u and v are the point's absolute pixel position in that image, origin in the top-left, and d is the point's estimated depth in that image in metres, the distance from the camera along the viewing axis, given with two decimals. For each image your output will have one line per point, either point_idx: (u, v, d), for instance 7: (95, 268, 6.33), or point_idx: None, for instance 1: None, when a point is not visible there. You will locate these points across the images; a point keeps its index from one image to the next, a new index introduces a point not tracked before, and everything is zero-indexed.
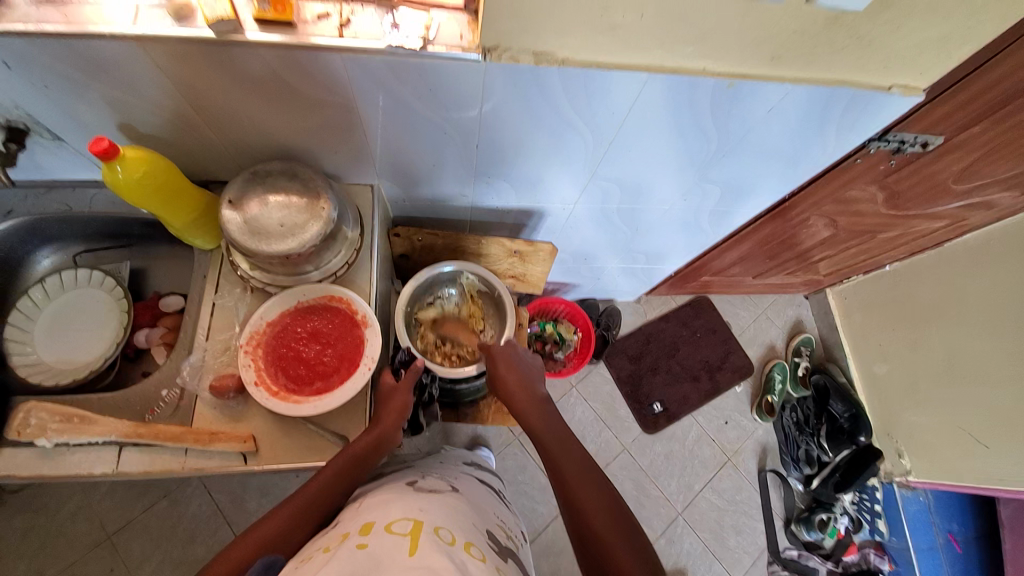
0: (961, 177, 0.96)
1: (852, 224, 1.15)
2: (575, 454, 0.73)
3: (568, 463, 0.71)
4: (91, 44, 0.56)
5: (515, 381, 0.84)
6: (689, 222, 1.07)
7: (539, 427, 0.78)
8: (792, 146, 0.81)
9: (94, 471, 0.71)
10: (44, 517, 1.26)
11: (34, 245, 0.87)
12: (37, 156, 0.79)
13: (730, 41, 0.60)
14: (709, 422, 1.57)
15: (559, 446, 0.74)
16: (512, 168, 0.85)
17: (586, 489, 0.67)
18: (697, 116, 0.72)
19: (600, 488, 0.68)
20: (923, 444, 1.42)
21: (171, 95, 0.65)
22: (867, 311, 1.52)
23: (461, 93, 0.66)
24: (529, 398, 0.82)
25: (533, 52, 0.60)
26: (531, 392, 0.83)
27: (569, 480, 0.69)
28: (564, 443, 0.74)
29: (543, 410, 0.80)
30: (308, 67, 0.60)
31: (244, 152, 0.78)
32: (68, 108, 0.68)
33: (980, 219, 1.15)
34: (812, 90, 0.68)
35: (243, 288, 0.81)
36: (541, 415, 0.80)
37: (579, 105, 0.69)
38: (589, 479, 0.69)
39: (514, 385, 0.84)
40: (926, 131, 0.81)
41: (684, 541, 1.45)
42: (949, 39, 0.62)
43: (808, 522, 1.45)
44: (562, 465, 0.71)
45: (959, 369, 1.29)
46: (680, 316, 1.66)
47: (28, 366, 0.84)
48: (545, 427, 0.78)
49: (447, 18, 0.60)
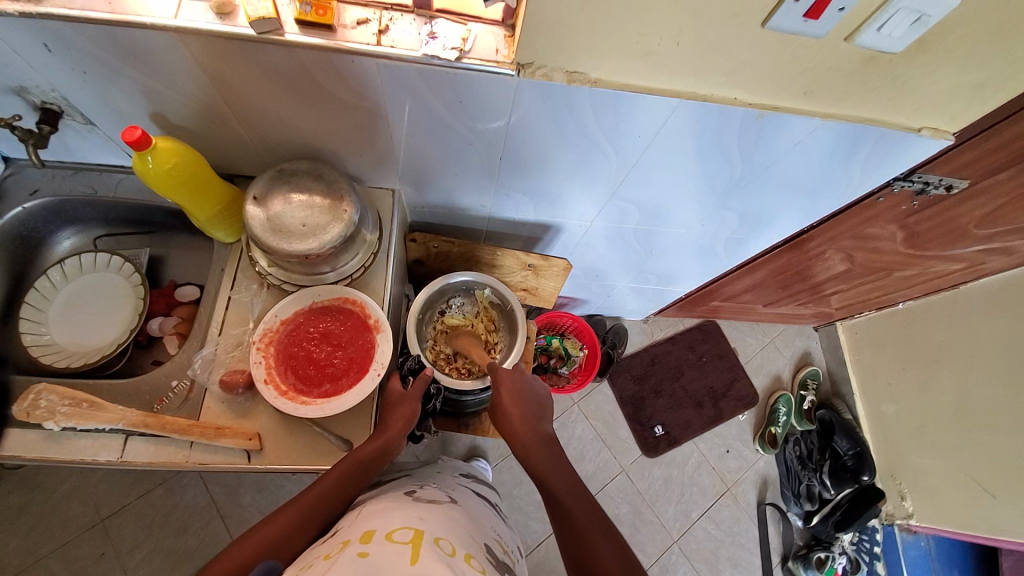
0: (983, 222, 0.95)
1: (869, 260, 1.15)
2: (572, 482, 0.73)
3: (566, 491, 0.72)
4: (132, 34, 0.57)
5: (514, 400, 0.83)
6: (705, 248, 1.07)
7: (541, 458, 0.77)
8: (815, 180, 0.81)
9: (97, 457, 0.71)
10: (39, 496, 1.26)
11: (56, 227, 0.88)
12: (67, 139, 0.79)
13: (764, 73, 0.60)
14: (710, 449, 1.55)
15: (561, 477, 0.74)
16: (533, 182, 0.85)
17: (586, 520, 0.67)
18: (723, 144, 0.73)
19: (600, 519, 0.67)
20: (927, 487, 1.39)
21: (206, 89, 0.66)
22: (876, 348, 1.51)
23: (491, 106, 0.66)
24: (531, 426, 0.80)
25: (566, 71, 0.61)
26: (535, 420, 0.82)
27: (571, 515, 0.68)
28: (567, 475, 0.74)
29: (545, 441, 0.80)
30: (343, 71, 0.61)
31: (271, 150, 0.79)
32: (104, 95, 0.69)
33: (998, 264, 1.14)
34: (842, 126, 0.68)
35: (259, 284, 0.82)
36: (542, 447, 0.78)
37: (607, 125, 0.69)
38: (592, 513, 0.68)
39: (514, 409, 0.82)
40: (951, 174, 0.81)
41: (678, 569, 1.43)
42: (982, 86, 0.62)
43: (806, 560, 1.43)
44: (563, 497, 0.71)
45: (969, 413, 1.28)
46: (687, 340, 1.65)
47: (40, 346, 0.84)
48: (542, 454, 0.78)
49: (484, 30, 0.60)
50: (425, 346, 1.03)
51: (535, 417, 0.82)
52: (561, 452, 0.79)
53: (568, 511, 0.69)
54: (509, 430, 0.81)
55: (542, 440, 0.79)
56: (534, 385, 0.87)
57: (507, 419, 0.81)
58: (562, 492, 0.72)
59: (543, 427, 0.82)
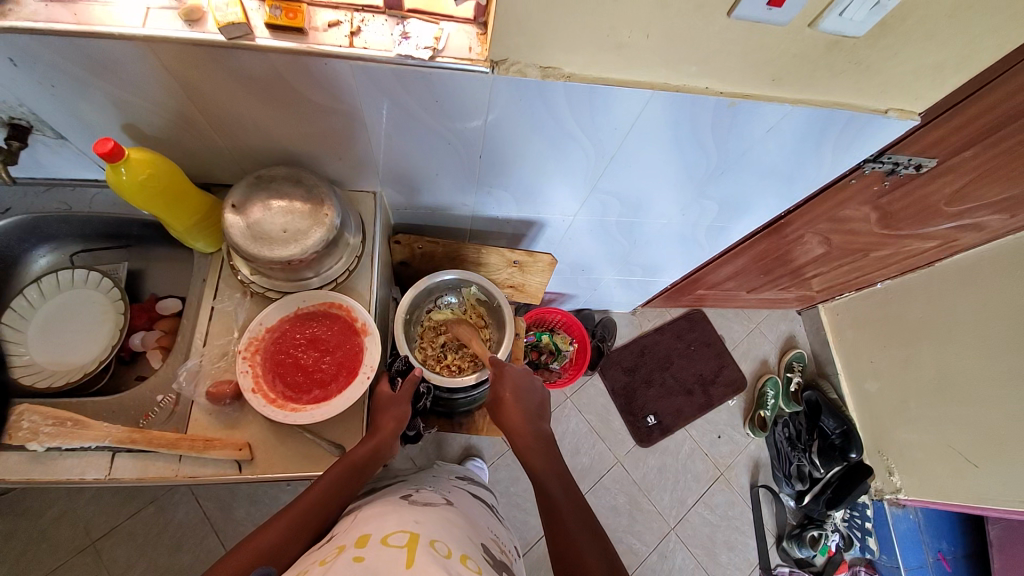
0: (953, 199, 0.98)
1: (846, 242, 1.17)
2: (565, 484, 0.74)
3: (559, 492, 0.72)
4: (98, 44, 0.56)
5: (515, 397, 0.84)
6: (686, 236, 1.08)
7: (538, 455, 0.78)
8: (790, 165, 0.83)
9: (84, 477, 0.70)
10: (26, 521, 1.23)
11: (30, 245, 0.86)
12: (38, 155, 0.78)
13: (734, 61, 0.62)
14: (702, 436, 1.57)
15: (550, 474, 0.75)
16: (514, 178, 0.85)
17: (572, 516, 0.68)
18: (698, 133, 0.74)
19: (586, 518, 0.68)
20: (912, 460, 1.43)
21: (178, 98, 0.65)
22: (858, 328, 1.54)
23: (467, 104, 0.67)
24: (532, 426, 0.81)
25: (540, 66, 0.61)
26: (535, 418, 0.83)
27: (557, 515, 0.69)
28: (557, 474, 0.75)
29: (543, 438, 0.80)
30: (316, 74, 0.61)
31: (248, 157, 0.78)
32: (73, 108, 0.67)
33: (971, 240, 1.18)
34: (812, 111, 0.70)
35: (242, 293, 0.81)
36: (539, 445, 0.79)
37: (584, 119, 0.70)
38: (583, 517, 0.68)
39: (516, 409, 0.82)
40: (920, 153, 0.83)
41: (677, 556, 1.44)
42: (944, 65, 0.63)
43: (799, 538, 1.45)
44: (552, 496, 0.72)
45: (949, 386, 1.31)
46: (674, 329, 1.67)
47: (19, 367, 0.82)
48: (538, 457, 0.78)
49: (456, 29, 0.61)
50: (415, 347, 1.03)
51: (535, 416, 0.83)
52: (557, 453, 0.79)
53: (557, 511, 0.69)
54: (509, 428, 0.82)
55: (541, 438, 0.80)
56: (534, 381, 0.88)
57: (507, 415, 0.82)
58: (552, 490, 0.73)
59: (543, 426, 0.83)
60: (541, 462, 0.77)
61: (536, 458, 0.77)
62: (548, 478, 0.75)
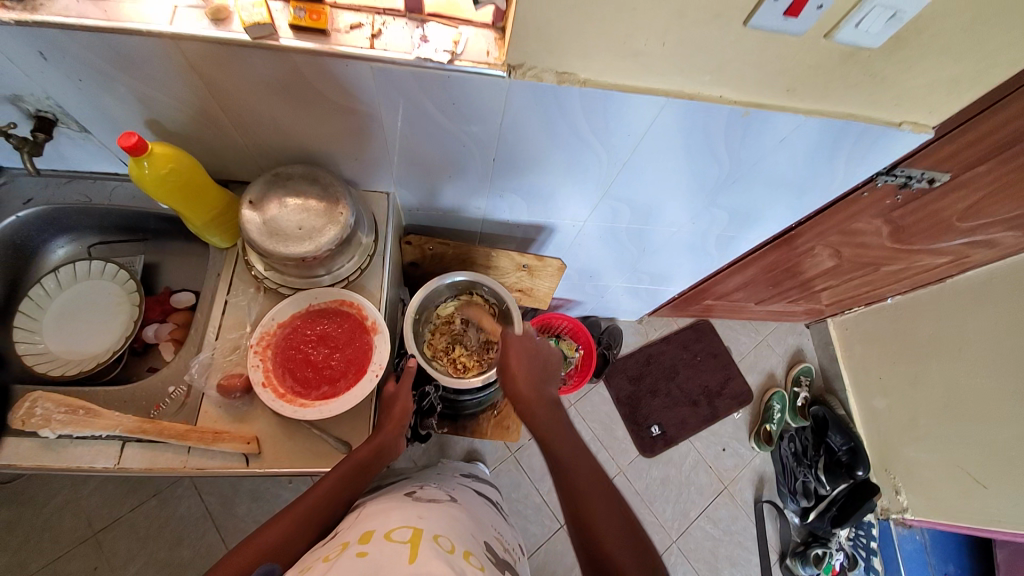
0: (965, 215, 0.98)
1: (856, 255, 1.17)
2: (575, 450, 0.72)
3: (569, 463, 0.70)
4: (127, 40, 0.58)
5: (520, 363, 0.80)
6: (695, 245, 1.09)
7: (548, 423, 0.75)
8: (801, 176, 0.83)
9: (94, 465, 0.70)
10: (30, 511, 1.24)
11: (50, 235, 0.88)
12: (61, 147, 0.80)
13: (749, 71, 0.62)
14: (706, 448, 1.56)
15: (563, 442, 0.73)
16: (526, 182, 0.86)
17: (590, 490, 0.67)
18: (711, 142, 0.74)
19: (605, 492, 0.67)
20: (921, 479, 1.41)
21: (201, 95, 0.67)
22: (868, 343, 1.53)
23: (483, 108, 0.68)
24: (538, 391, 0.78)
25: (557, 72, 0.62)
26: (541, 382, 0.80)
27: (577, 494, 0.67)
28: (568, 441, 0.73)
29: (551, 405, 0.78)
30: (337, 75, 0.62)
31: (265, 154, 0.80)
32: (100, 102, 0.69)
33: (982, 257, 1.17)
34: (826, 122, 0.70)
35: (255, 288, 0.82)
36: (545, 411, 0.77)
37: (597, 125, 0.71)
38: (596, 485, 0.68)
39: (524, 379, 0.79)
40: (933, 167, 0.83)
41: (678, 569, 1.43)
42: (958, 80, 0.64)
43: (803, 557, 1.43)
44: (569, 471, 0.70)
45: (959, 404, 1.30)
46: (681, 339, 1.66)
47: (33, 355, 0.84)
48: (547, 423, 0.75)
49: (474, 33, 0.62)
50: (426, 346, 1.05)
51: (540, 380, 0.80)
52: (566, 418, 0.76)
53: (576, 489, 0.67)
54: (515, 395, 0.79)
55: (547, 404, 0.78)
56: (539, 344, 0.84)
57: (511, 379, 0.80)
58: (568, 462, 0.71)
59: (549, 390, 0.80)
60: (554, 433, 0.74)
61: (545, 425, 0.75)
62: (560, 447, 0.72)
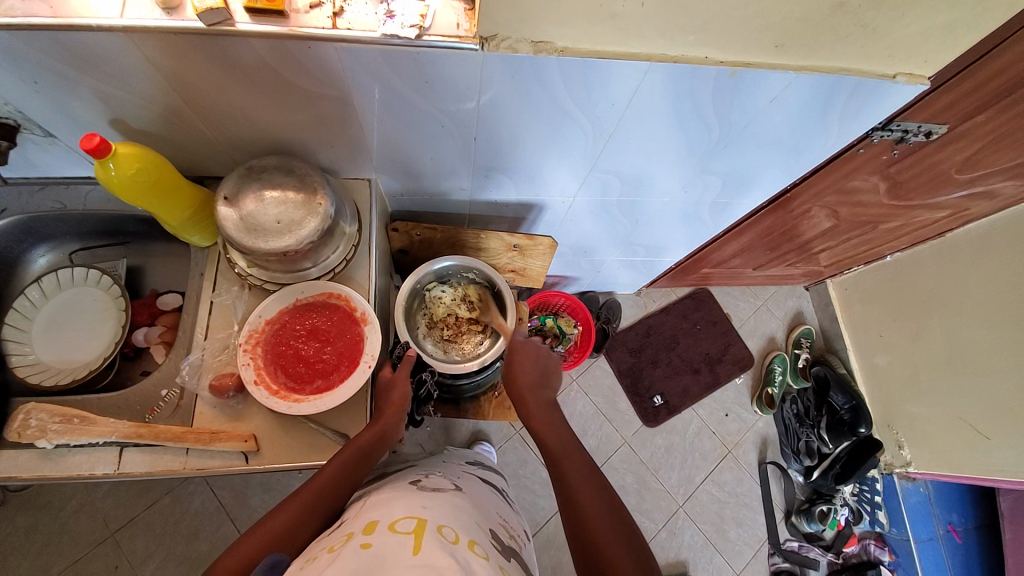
0: (964, 167, 0.95)
1: (854, 214, 1.15)
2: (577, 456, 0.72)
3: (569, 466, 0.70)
4: (76, 36, 0.55)
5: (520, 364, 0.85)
6: (689, 214, 1.06)
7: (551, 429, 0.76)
8: (794, 136, 0.80)
9: (94, 472, 0.70)
10: (46, 515, 1.26)
11: (29, 244, 0.86)
12: (29, 154, 0.77)
13: (735, 28, 0.59)
14: (709, 414, 1.57)
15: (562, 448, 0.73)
16: (510, 160, 0.83)
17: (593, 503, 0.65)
18: (699, 106, 0.71)
19: (611, 515, 0.64)
20: (923, 434, 1.42)
21: (163, 89, 0.64)
22: (868, 302, 1.52)
23: (458, 84, 0.65)
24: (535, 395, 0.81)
25: (532, 41, 0.59)
26: (540, 388, 0.82)
27: (577, 510, 0.64)
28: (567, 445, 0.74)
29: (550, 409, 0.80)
30: (302, 60, 0.59)
31: (239, 147, 0.77)
32: (60, 104, 0.66)
33: (982, 209, 1.15)
34: (817, 78, 0.67)
35: (241, 286, 0.80)
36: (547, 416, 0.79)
37: (579, 96, 0.68)
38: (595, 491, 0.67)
39: (524, 381, 0.82)
40: (930, 120, 0.80)
41: (686, 533, 1.45)
42: (954, 26, 0.60)
43: (808, 513, 1.46)
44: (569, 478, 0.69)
45: (960, 358, 1.29)
46: (680, 309, 1.66)
47: (26, 366, 0.83)
48: (544, 426, 0.77)
49: (443, 5, 0.58)
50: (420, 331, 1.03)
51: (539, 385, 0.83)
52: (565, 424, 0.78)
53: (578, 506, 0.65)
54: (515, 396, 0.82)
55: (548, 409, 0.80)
56: (541, 353, 0.87)
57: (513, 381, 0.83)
58: (568, 472, 0.69)
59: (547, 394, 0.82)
60: (556, 439, 0.75)
61: (544, 428, 0.77)
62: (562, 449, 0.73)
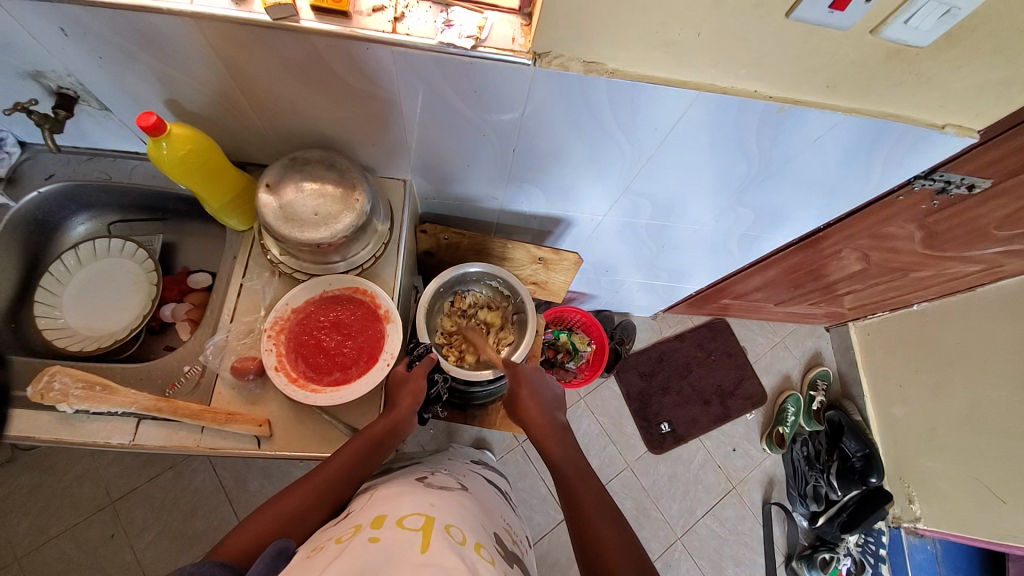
0: (1003, 223, 0.93)
1: (885, 260, 1.13)
2: (581, 469, 0.72)
3: (574, 477, 0.71)
4: (146, 18, 0.57)
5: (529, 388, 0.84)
6: (717, 244, 1.06)
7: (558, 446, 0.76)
8: (832, 176, 0.80)
9: (110, 440, 0.72)
10: (52, 476, 1.28)
11: (71, 212, 0.89)
12: (83, 125, 0.80)
13: (786, 65, 0.59)
14: (716, 447, 1.55)
15: (571, 465, 0.73)
16: (545, 173, 0.84)
17: (599, 518, 0.64)
18: (741, 138, 0.71)
19: (616, 521, 0.64)
20: (936, 491, 1.38)
21: (220, 76, 0.66)
22: (889, 350, 1.49)
23: (504, 96, 0.66)
24: (547, 415, 0.80)
25: (583, 61, 0.60)
26: (551, 411, 0.82)
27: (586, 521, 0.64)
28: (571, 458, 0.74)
29: (561, 430, 0.79)
30: (355, 59, 0.61)
31: (283, 137, 0.79)
32: (120, 80, 0.69)
33: (1016, 267, 1.12)
34: (864, 121, 0.66)
35: (270, 272, 0.82)
36: (558, 435, 0.78)
37: (622, 117, 0.68)
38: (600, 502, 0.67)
39: (533, 404, 0.82)
40: (974, 173, 0.79)
41: (681, 566, 1.42)
42: (1011, 82, 0.60)
43: (810, 559, 1.42)
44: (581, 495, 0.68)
45: (981, 417, 1.26)
46: (695, 337, 1.64)
47: (54, 329, 0.85)
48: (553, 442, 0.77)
49: (500, 19, 0.59)
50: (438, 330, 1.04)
51: (551, 408, 0.82)
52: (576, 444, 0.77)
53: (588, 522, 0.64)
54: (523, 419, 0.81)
55: (559, 430, 0.79)
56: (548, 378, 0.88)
57: (522, 407, 0.82)
58: (578, 487, 0.69)
59: (558, 417, 0.81)
60: (562, 454, 0.74)
61: (553, 446, 0.76)
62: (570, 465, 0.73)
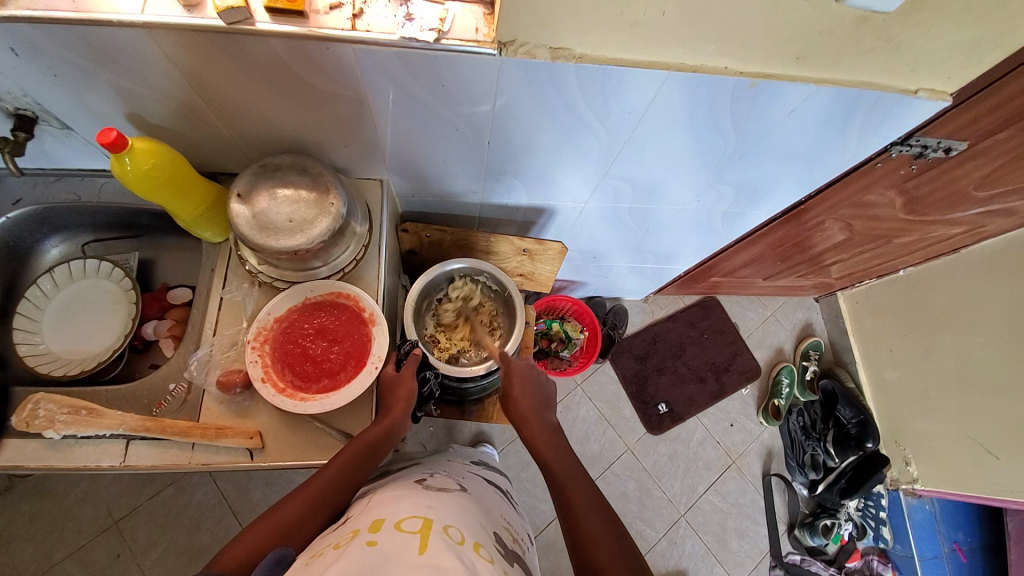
0: (982, 184, 0.94)
1: (868, 228, 1.13)
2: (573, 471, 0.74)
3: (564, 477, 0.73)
4: (97, 32, 0.55)
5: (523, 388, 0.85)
6: (701, 223, 1.06)
7: (566, 466, 0.74)
8: (812, 148, 0.79)
9: (100, 464, 0.71)
10: (51, 501, 1.27)
11: (42, 235, 0.87)
12: (45, 145, 0.78)
13: (755, 39, 0.58)
14: (714, 424, 1.56)
15: (564, 469, 0.74)
16: (523, 164, 0.83)
17: (586, 505, 0.67)
18: (716, 114, 0.70)
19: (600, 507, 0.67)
20: (930, 451, 1.40)
21: (180, 85, 0.64)
22: (878, 316, 1.50)
23: (474, 87, 0.64)
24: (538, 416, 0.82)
25: (550, 47, 0.58)
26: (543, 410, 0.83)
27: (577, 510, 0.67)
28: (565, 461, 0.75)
29: (551, 431, 0.81)
30: (320, 60, 0.59)
31: (253, 145, 0.77)
32: (78, 97, 0.66)
33: (998, 226, 1.13)
34: (836, 91, 0.66)
35: (251, 283, 0.81)
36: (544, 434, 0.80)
37: (594, 101, 0.67)
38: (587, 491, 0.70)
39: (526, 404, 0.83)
40: (950, 136, 0.79)
41: (686, 543, 1.44)
42: (980, 42, 0.59)
43: (812, 527, 1.44)
44: (574, 498, 0.69)
45: (971, 376, 1.27)
46: (687, 317, 1.64)
47: (37, 355, 0.83)
48: (545, 445, 0.78)
49: (462, 9, 0.58)
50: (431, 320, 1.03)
51: (542, 408, 0.84)
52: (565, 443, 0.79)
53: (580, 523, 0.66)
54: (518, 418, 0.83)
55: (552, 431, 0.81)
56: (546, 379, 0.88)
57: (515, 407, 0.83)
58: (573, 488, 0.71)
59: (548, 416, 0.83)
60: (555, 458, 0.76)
61: (545, 450, 0.77)
62: (573, 479, 0.73)
